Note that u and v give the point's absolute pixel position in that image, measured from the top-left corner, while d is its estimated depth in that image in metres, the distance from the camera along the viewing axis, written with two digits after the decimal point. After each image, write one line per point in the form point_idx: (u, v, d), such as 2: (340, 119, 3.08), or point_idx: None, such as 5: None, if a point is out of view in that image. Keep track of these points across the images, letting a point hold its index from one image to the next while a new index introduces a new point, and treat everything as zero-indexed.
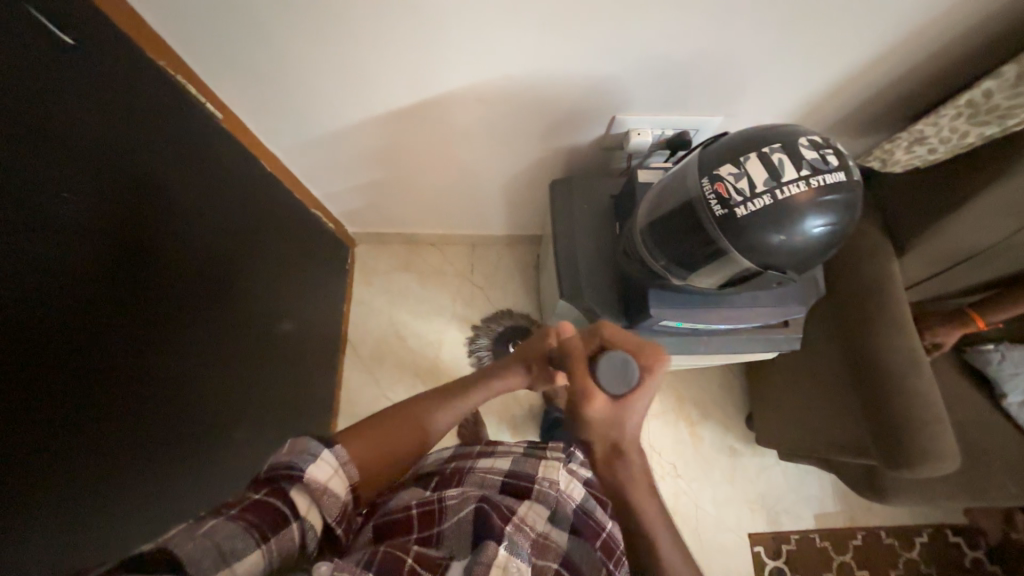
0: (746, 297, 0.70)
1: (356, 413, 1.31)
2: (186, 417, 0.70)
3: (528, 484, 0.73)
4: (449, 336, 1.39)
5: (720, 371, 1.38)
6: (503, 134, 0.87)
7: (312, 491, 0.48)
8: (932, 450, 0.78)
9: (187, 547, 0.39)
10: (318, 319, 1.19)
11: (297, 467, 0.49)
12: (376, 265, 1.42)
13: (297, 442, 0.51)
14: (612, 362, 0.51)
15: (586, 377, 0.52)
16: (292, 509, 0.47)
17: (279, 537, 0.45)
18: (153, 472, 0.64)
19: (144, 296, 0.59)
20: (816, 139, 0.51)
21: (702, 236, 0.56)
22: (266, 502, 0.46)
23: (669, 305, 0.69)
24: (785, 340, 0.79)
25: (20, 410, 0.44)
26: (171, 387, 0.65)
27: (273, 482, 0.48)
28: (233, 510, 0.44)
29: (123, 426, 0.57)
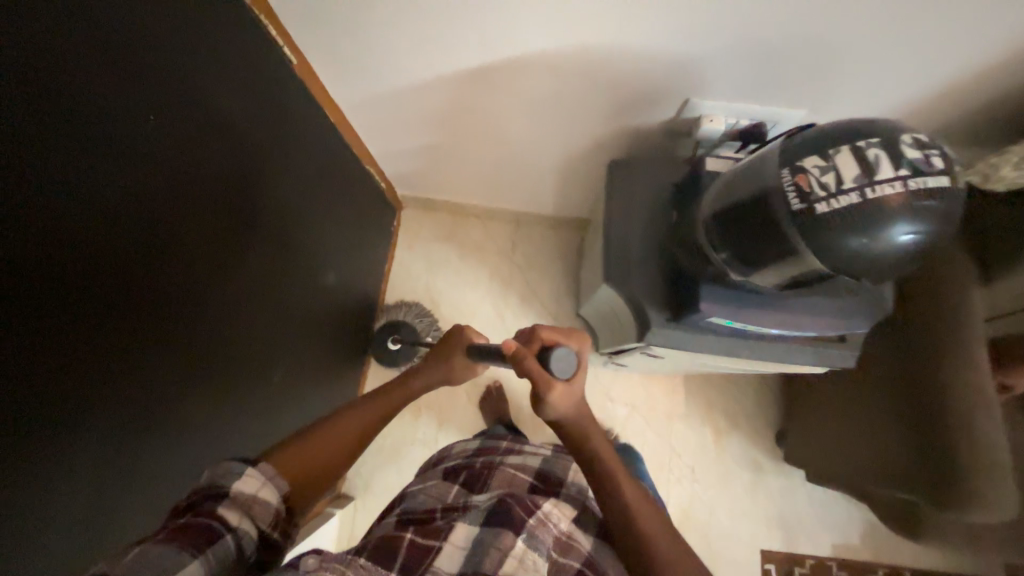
0: (808, 302, 0.64)
1: (384, 371, 1.35)
2: (239, 349, 0.74)
3: (556, 489, 0.79)
4: (482, 309, 1.40)
5: (755, 382, 1.33)
6: (568, 107, 0.85)
7: (242, 504, 0.53)
8: (990, 500, 0.73)
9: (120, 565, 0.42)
10: (360, 276, 1.23)
11: (221, 485, 0.53)
12: (419, 231, 1.44)
13: (216, 467, 0.55)
14: (560, 359, 0.58)
15: (540, 374, 0.58)
16: (225, 522, 0.51)
17: (217, 545, 0.49)
18: (207, 397, 0.68)
19: (215, 230, 0.62)
20: (922, 138, 0.46)
21: (774, 230, 0.53)
22: (195, 521, 0.50)
23: (723, 301, 0.65)
24: (839, 355, 0.74)
25: (100, 318, 0.46)
26: (224, 316, 0.68)
27: (196, 506, 0.52)
28: (163, 532, 0.47)
29: (184, 348, 0.60)
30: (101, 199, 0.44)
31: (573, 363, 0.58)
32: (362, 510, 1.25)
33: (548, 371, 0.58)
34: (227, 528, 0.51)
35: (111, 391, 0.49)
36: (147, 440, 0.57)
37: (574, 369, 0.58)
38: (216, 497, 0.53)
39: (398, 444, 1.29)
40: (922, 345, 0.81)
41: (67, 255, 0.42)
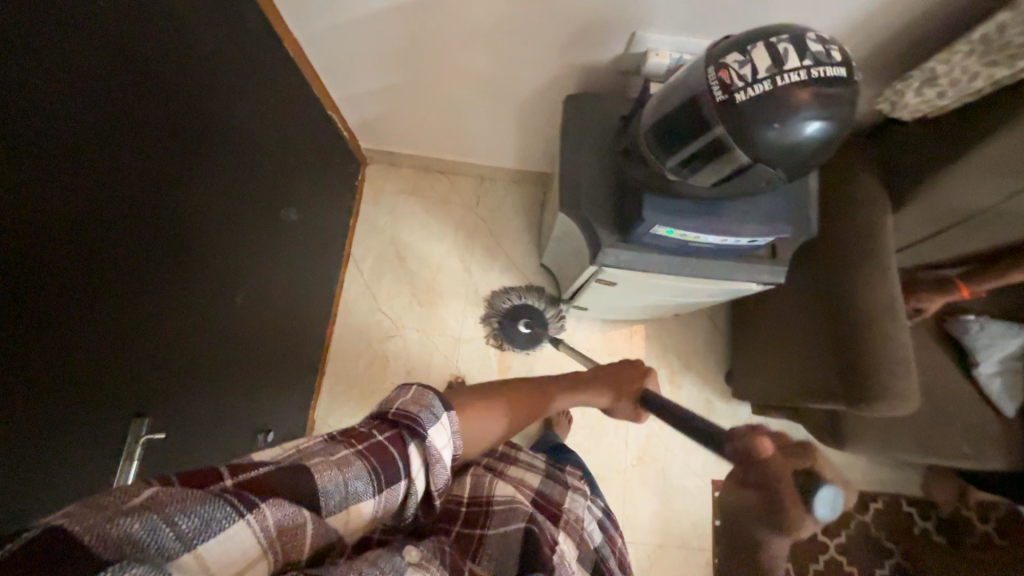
0: (736, 211, 0.71)
1: (350, 322, 1.36)
2: (212, 269, 0.73)
3: (557, 510, 0.73)
4: (448, 262, 1.43)
5: (706, 327, 1.41)
6: (524, 40, 0.88)
7: (425, 452, 0.50)
8: (897, 390, 0.83)
9: (322, 474, 0.43)
10: (325, 224, 1.23)
11: (421, 425, 0.50)
12: (385, 186, 1.44)
13: (422, 397, 0.52)
14: (823, 502, 0.44)
15: (789, 494, 0.45)
16: (406, 466, 0.49)
17: (390, 491, 0.47)
18: (190, 317, 0.69)
19: (180, 128, 0.60)
20: (823, 34, 0.53)
21: (701, 130, 0.59)
22: (385, 448, 0.48)
23: (661, 210, 0.70)
24: (770, 271, 0.82)
25: (59, 191, 0.44)
26: (204, 236, 0.68)
27: (396, 430, 0.50)
28: (360, 446, 0.47)
29: (157, 264, 0.59)
30: (53, 52, 0.43)
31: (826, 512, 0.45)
32: None
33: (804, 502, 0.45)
34: (405, 474, 0.49)
35: (63, 275, 0.46)
36: (131, 348, 0.58)
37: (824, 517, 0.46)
38: (412, 429, 0.50)
39: (365, 393, 1.31)
40: (837, 263, 0.91)
41: (22, 123, 0.40)
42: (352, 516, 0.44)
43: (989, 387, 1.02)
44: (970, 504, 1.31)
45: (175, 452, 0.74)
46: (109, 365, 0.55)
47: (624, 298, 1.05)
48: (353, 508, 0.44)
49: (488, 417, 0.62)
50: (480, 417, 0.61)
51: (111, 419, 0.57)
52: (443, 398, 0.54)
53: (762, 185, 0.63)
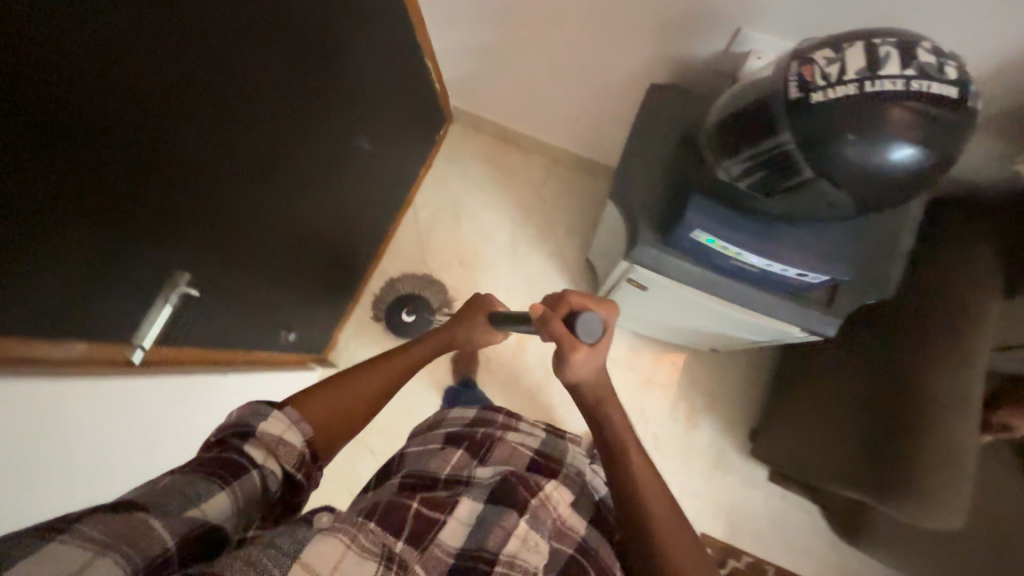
0: (792, 236, 0.64)
1: (394, 264, 1.43)
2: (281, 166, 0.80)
3: (556, 466, 0.70)
4: (499, 234, 1.45)
5: (744, 374, 1.29)
6: (623, 19, 0.86)
7: (264, 443, 0.51)
8: (946, 498, 0.70)
9: (147, 492, 0.42)
10: (397, 166, 1.30)
11: (246, 423, 0.51)
12: (462, 147, 1.49)
13: (244, 405, 0.52)
14: (586, 324, 0.62)
15: (567, 335, 0.63)
16: (250, 459, 0.49)
17: (240, 482, 0.47)
18: (228, 202, 0.71)
19: (277, 24, 0.66)
20: (939, 45, 0.46)
21: (766, 132, 0.53)
22: (221, 456, 0.48)
23: (708, 215, 0.65)
24: (819, 319, 0.74)
25: (151, 25, 0.49)
26: (264, 131, 0.72)
27: (224, 442, 0.50)
28: (189, 465, 0.47)
29: (217, 134, 0.63)
30: None
31: (597, 330, 0.62)
32: None
33: (573, 332, 0.62)
34: (252, 464, 0.49)
35: (130, 101, 0.49)
36: (159, 202, 0.59)
37: (598, 338, 0.62)
38: (243, 435, 0.51)
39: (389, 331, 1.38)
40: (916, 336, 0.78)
41: None
42: (207, 511, 0.44)
43: None
44: None
45: (207, 314, 0.83)
46: (135, 207, 0.56)
47: (655, 309, 0.99)
48: (205, 505, 0.44)
49: (346, 391, 0.62)
50: (333, 397, 0.61)
51: (134, 263, 0.61)
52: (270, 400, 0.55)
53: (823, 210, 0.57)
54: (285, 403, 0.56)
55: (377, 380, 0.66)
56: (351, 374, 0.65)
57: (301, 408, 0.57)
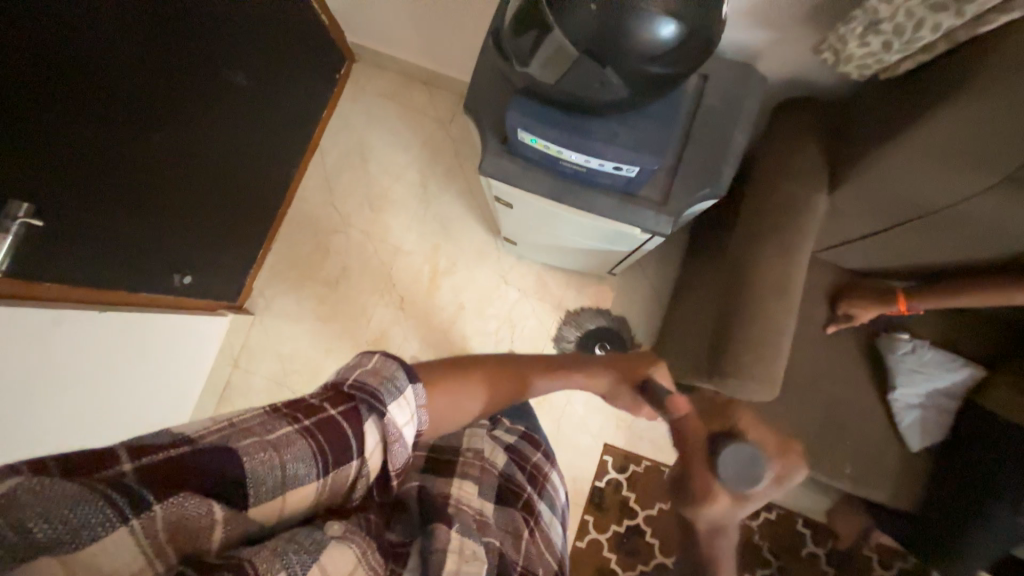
0: (603, 130, 0.67)
1: (303, 209, 1.42)
2: (136, 94, 0.80)
3: (453, 459, 0.70)
4: (409, 174, 1.44)
5: (645, 296, 1.36)
6: None
7: (383, 431, 0.52)
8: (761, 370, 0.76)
9: (252, 462, 0.44)
10: (294, 104, 1.27)
11: (381, 396, 0.52)
12: (366, 85, 1.46)
13: (384, 369, 0.53)
14: (732, 458, 0.41)
15: (703, 477, 0.42)
16: (358, 445, 0.50)
17: (338, 473, 0.49)
18: (52, 124, 0.69)
19: None
20: None
21: (545, 29, 0.55)
22: (341, 427, 0.49)
23: (525, 114, 0.67)
24: (654, 219, 0.77)
25: None
26: (87, 42, 0.70)
27: (353, 404, 0.50)
28: (309, 421, 0.48)
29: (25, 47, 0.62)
30: None
31: (754, 477, 0.41)
32: (259, 325, 1.37)
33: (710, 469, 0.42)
34: (359, 454, 0.50)
35: None
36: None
37: (752, 487, 0.40)
38: (371, 404, 0.51)
39: (301, 276, 1.39)
40: (748, 230, 0.82)
41: None
42: (292, 497, 0.46)
43: (898, 413, 0.94)
44: (869, 541, 1.23)
45: (70, 252, 0.83)
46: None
47: (534, 230, 1.03)
48: (291, 492, 0.46)
49: (468, 390, 0.65)
50: (454, 392, 0.63)
51: None
52: (410, 369, 0.55)
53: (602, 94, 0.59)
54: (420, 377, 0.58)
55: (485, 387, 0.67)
56: (475, 374, 0.67)
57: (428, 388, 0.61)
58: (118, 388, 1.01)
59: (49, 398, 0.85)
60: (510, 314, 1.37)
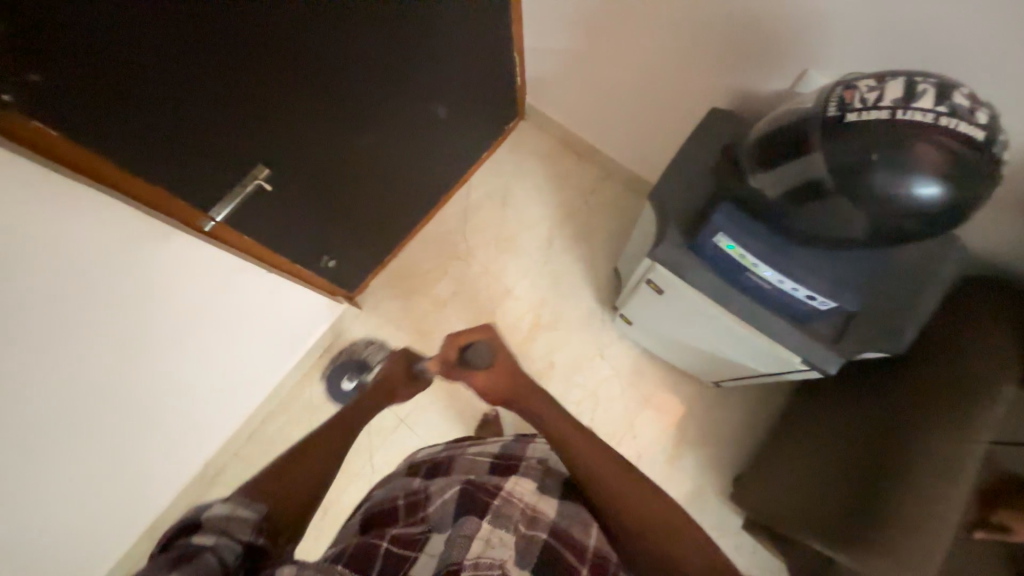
0: (809, 259, 0.67)
1: (435, 230, 1.52)
2: (356, 96, 0.92)
3: (516, 462, 0.69)
4: (537, 227, 1.51)
5: (743, 417, 1.28)
6: (706, 37, 0.95)
7: (216, 523, 0.51)
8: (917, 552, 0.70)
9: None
10: (468, 143, 1.40)
11: (188, 520, 0.52)
12: (525, 140, 1.58)
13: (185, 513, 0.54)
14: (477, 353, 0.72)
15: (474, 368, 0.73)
16: (199, 542, 0.49)
17: (196, 562, 0.46)
18: (288, 105, 0.80)
19: None
20: (975, 92, 0.51)
21: (798, 153, 0.58)
22: (167, 552, 0.47)
23: (732, 223, 0.69)
24: (823, 356, 0.75)
25: None
26: (342, 50, 0.82)
27: (167, 547, 0.50)
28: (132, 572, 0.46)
29: (294, 42, 0.73)
30: None
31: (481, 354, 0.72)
32: (361, 321, 1.44)
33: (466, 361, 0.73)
34: (208, 547, 0.49)
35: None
36: (261, 71, 0.72)
37: (484, 358, 0.73)
38: (185, 533, 0.51)
39: (412, 289, 1.47)
40: (923, 405, 0.82)
41: None
42: None
43: None
44: None
45: (270, 215, 0.94)
46: (245, 77, 0.71)
47: (670, 321, 1.02)
48: None
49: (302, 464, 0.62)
50: (280, 475, 0.60)
51: (209, 138, 0.73)
52: (188, 514, 0.54)
53: (839, 228, 0.60)
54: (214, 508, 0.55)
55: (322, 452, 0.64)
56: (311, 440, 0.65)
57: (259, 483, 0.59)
58: (234, 339, 1.09)
59: (192, 328, 0.96)
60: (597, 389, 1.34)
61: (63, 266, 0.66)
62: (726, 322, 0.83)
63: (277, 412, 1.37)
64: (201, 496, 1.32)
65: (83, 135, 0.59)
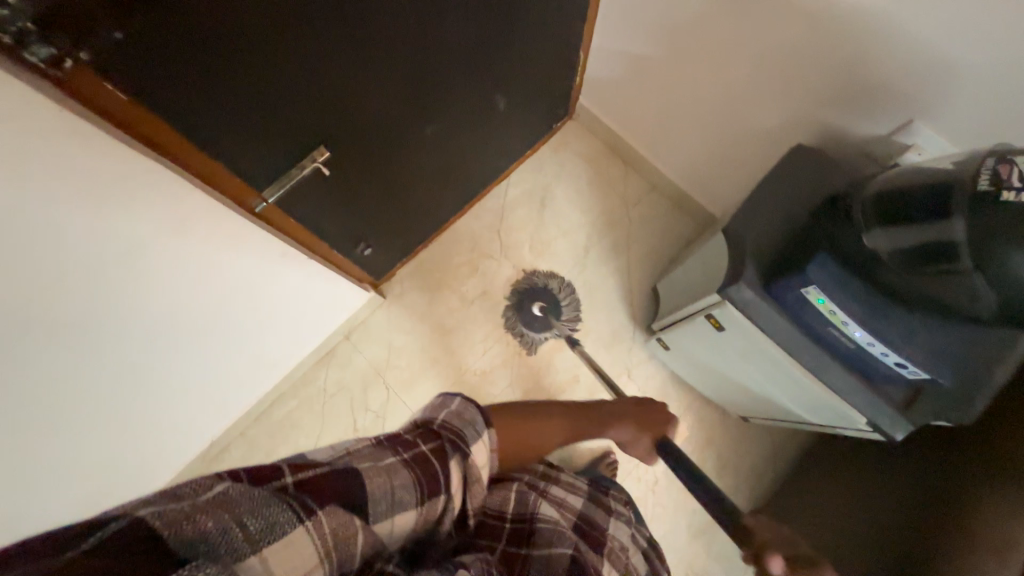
0: (903, 324, 0.65)
1: (469, 224, 1.46)
2: (431, 82, 0.86)
3: (602, 538, 0.73)
4: (575, 233, 1.46)
5: (763, 451, 1.28)
6: (800, 70, 0.91)
7: (463, 469, 0.53)
8: None
9: (376, 477, 0.46)
10: (517, 139, 1.34)
11: (461, 435, 0.54)
12: (572, 141, 1.52)
13: (463, 410, 0.56)
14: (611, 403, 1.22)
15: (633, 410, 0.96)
16: (446, 480, 0.50)
17: (430, 504, 0.49)
18: (366, 85, 0.74)
19: None
20: None
21: (930, 220, 0.56)
22: (428, 461, 0.50)
23: (829, 277, 0.67)
24: (889, 419, 0.73)
25: None
26: (429, 33, 0.76)
27: (440, 443, 0.52)
28: (405, 455, 0.50)
29: (386, 20, 0.68)
30: None
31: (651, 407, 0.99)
32: (383, 310, 1.39)
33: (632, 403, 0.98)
34: (445, 488, 0.50)
35: None
36: (338, 48, 0.65)
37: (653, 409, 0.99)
38: (455, 443, 0.53)
39: (441, 283, 1.41)
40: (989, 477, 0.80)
41: None
42: (393, 522, 0.46)
43: None
44: None
45: (322, 199, 0.88)
46: (334, 53, 0.65)
47: (719, 356, 0.99)
48: (395, 517, 0.46)
49: (526, 430, 0.71)
50: (519, 424, 0.70)
51: (283, 114, 0.66)
52: (485, 415, 0.58)
53: (966, 299, 0.59)
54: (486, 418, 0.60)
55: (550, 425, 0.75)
56: (535, 414, 0.73)
57: (505, 423, 0.69)
58: (264, 321, 1.03)
59: (224, 309, 0.90)
60: None
61: (113, 246, 0.61)
62: (788, 370, 0.80)
63: (289, 395, 1.32)
64: (203, 475, 1.27)
65: (156, 106, 0.54)
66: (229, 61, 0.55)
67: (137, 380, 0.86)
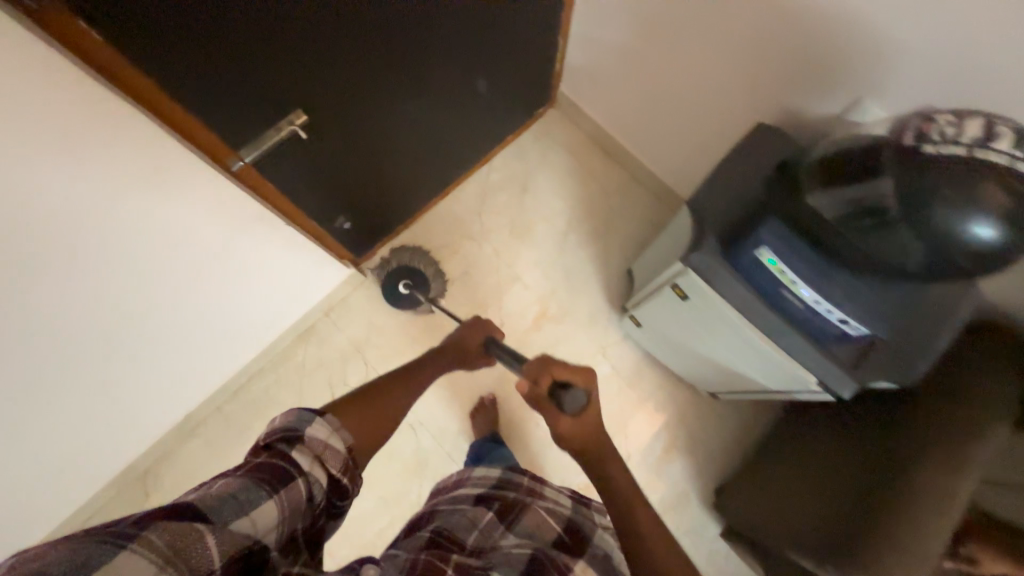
0: (848, 283, 0.69)
1: (451, 207, 1.48)
2: (412, 57, 0.89)
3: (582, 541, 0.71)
4: (555, 217, 1.50)
5: (733, 430, 1.32)
6: (758, 51, 0.95)
7: (311, 449, 0.52)
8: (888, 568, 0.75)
9: (207, 497, 0.44)
10: (499, 123, 1.37)
11: (293, 429, 0.52)
12: (554, 129, 1.55)
13: (287, 415, 0.53)
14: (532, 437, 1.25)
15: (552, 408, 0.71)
16: (297, 467, 0.50)
17: (287, 489, 0.49)
18: (346, 52, 0.76)
19: None
20: None
21: (863, 177, 0.61)
22: (266, 465, 0.49)
23: (779, 240, 0.70)
24: (837, 379, 0.78)
25: None
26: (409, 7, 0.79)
27: (271, 449, 0.51)
28: (237, 471, 0.48)
29: None
30: None
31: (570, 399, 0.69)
32: (364, 289, 1.40)
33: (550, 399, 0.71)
34: (300, 472, 0.51)
35: None
36: (317, 14, 0.67)
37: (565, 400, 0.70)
38: (286, 440, 0.52)
39: None
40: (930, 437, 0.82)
41: None
42: (257, 520, 0.45)
43: None
44: None
45: (302, 167, 0.90)
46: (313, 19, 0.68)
47: (686, 328, 1.03)
48: (254, 513, 0.45)
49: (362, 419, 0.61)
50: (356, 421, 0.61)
51: (262, 76, 0.69)
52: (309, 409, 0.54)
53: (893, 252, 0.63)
54: (323, 411, 0.58)
55: (365, 414, 0.62)
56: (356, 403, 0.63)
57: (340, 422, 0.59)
58: (243, 290, 1.05)
59: (202, 273, 0.92)
60: (595, 387, 1.36)
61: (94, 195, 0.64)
62: (742, 333, 0.84)
63: (267, 371, 1.33)
64: (179, 447, 1.28)
65: (137, 55, 0.56)
66: (208, 16, 0.57)
67: (112, 337, 0.87)
